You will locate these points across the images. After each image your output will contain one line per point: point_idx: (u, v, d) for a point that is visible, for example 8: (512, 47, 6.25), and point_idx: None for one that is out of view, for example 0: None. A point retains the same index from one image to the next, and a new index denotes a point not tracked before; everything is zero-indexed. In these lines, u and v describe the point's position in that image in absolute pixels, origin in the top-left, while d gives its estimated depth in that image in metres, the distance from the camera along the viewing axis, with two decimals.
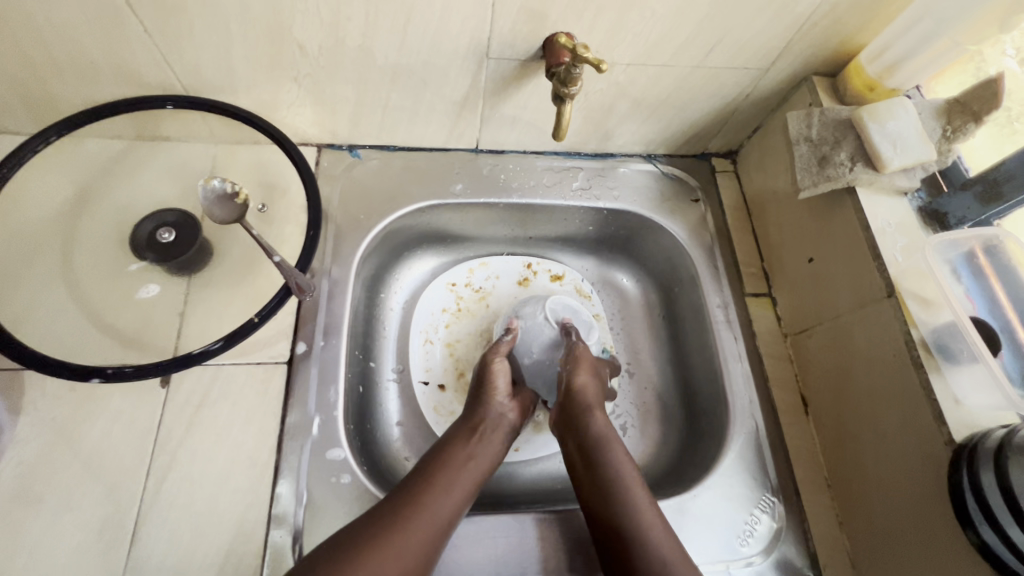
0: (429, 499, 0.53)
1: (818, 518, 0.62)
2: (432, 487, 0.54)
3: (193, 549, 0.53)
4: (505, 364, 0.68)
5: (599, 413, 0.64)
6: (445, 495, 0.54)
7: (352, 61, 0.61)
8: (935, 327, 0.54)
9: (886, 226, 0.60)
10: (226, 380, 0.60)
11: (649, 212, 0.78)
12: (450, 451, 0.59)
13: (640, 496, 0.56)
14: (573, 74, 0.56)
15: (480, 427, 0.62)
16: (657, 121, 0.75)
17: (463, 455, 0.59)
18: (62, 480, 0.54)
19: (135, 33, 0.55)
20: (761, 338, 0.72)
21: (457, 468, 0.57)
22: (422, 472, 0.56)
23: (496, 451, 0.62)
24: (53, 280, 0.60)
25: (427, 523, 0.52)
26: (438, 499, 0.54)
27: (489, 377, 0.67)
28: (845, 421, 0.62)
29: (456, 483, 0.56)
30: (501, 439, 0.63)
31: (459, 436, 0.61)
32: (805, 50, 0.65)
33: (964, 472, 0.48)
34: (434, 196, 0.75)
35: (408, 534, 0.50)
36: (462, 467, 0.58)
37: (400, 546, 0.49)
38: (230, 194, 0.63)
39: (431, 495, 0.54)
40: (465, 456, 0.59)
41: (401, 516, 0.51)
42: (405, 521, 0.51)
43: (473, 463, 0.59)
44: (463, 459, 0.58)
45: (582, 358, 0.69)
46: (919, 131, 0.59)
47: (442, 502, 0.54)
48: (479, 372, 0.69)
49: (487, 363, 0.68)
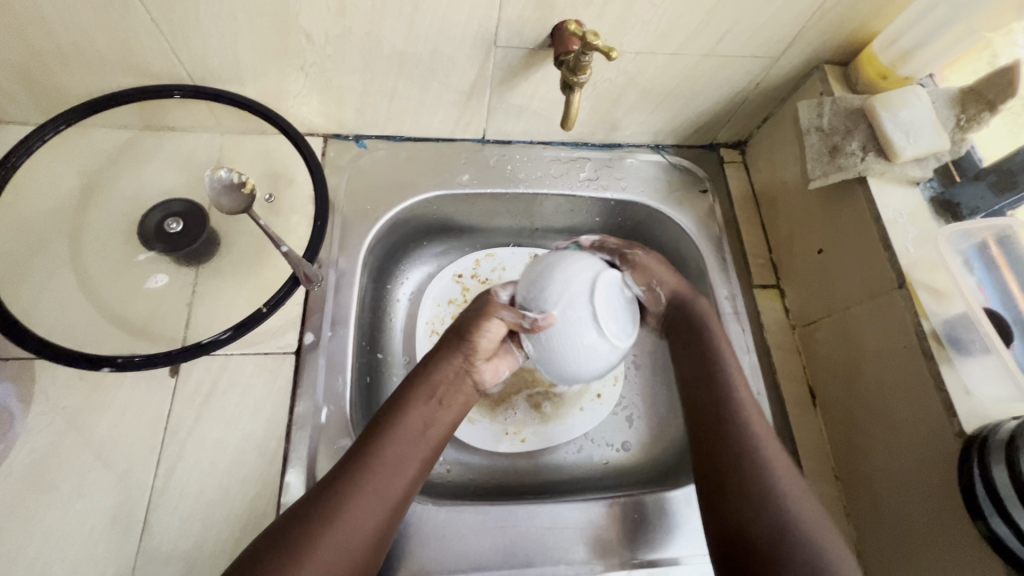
0: (374, 479, 0.50)
1: (825, 508, 0.63)
2: (381, 465, 0.51)
3: (203, 538, 0.53)
4: (503, 322, 0.61)
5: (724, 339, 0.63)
6: (395, 471, 0.52)
7: (359, 50, 0.60)
8: (947, 318, 0.54)
9: (897, 216, 0.59)
10: (234, 370, 0.60)
11: (656, 202, 0.78)
12: (406, 419, 0.55)
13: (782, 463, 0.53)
14: (582, 62, 0.55)
15: (440, 391, 0.59)
16: (666, 111, 0.74)
17: (418, 425, 0.56)
18: (73, 468, 0.55)
19: (141, 22, 0.54)
20: (769, 331, 0.72)
21: (410, 441, 0.54)
22: (368, 446, 0.53)
23: (454, 415, 0.60)
24: (61, 269, 0.60)
25: (378, 505, 0.50)
26: (388, 476, 0.51)
27: (475, 333, 0.61)
28: (853, 412, 0.62)
29: (405, 460, 0.53)
30: (462, 401, 0.61)
31: (418, 401, 0.57)
32: (819, 37, 0.64)
33: (976, 465, 0.47)
34: (442, 186, 0.74)
35: (353, 518, 0.48)
36: (420, 438, 0.55)
37: (348, 530, 0.48)
38: (237, 184, 0.65)
39: (378, 473, 0.51)
40: (420, 427, 0.56)
41: (350, 499, 0.49)
42: (350, 506, 0.49)
43: (427, 434, 0.56)
44: (419, 429, 0.55)
45: (648, 265, 0.67)
46: (932, 121, 0.59)
47: (392, 481, 0.51)
48: (460, 319, 0.63)
49: (479, 316, 0.61)
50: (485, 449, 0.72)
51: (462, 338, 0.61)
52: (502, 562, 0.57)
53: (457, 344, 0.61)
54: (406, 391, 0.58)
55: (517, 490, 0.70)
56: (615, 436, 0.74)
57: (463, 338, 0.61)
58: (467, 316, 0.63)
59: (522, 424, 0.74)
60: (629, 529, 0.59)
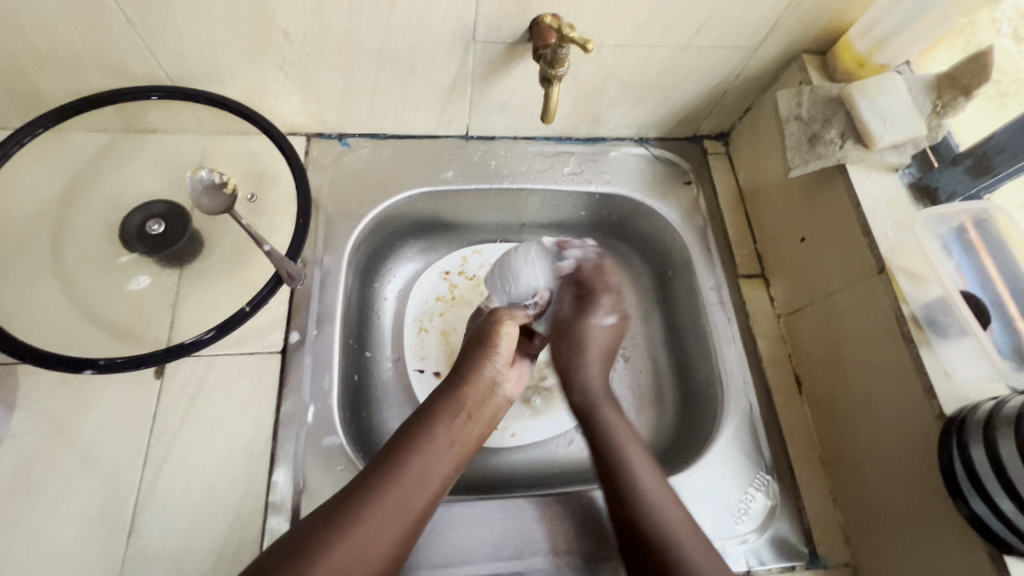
0: (397, 492, 0.50)
1: (812, 494, 0.63)
2: (401, 479, 0.51)
3: (191, 538, 0.53)
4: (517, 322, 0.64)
5: (606, 400, 0.64)
6: (421, 483, 0.52)
7: (338, 47, 0.60)
8: (925, 301, 0.54)
9: (876, 203, 0.60)
10: (220, 370, 0.60)
11: (641, 195, 0.78)
12: (432, 434, 0.55)
13: (670, 512, 0.54)
14: (559, 55, 0.56)
15: (470, 403, 0.58)
16: (648, 103, 0.74)
17: (445, 438, 0.55)
18: (59, 471, 0.54)
19: (118, 23, 0.54)
20: (755, 320, 0.72)
21: (435, 455, 0.54)
22: (391, 457, 0.52)
23: (483, 428, 0.59)
24: (42, 272, 0.60)
25: (396, 519, 0.49)
26: (411, 489, 0.51)
27: (494, 338, 0.62)
28: (837, 397, 0.63)
29: (428, 473, 0.52)
30: (490, 414, 0.60)
31: (444, 416, 0.56)
32: (797, 26, 0.64)
33: (955, 446, 0.48)
34: (425, 183, 0.74)
35: (367, 531, 0.48)
36: (446, 451, 0.54)
37: (362, 544, 0.47)
38: (219, 184, 0.65)
39: (399, 486, 0.50)
40: (448, 441, 0.55)
41: (365, 508, 0.49)
42: (364, 518, 0.48)
43: (454, 447, 0.55)
44: (445, 444, 0.55)
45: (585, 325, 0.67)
46: (909, 106, 0.59)
47: (414, 494, 0.51)
48: (477, 329, 0.64)
49: (496, 323, 0.63)
50: None
51: (482, 344, 0.62)
52: (493, 554, 0.57)
53: (479, 351, 0.61)
54: (431, 405, 0.57)
55: (507, 483, 0.70)
56: None
57: (481, 343, 0.62)
58: (482, 326, 0.64)
59: (512, 418, 0.74)
60: (604, 517, 0.60)
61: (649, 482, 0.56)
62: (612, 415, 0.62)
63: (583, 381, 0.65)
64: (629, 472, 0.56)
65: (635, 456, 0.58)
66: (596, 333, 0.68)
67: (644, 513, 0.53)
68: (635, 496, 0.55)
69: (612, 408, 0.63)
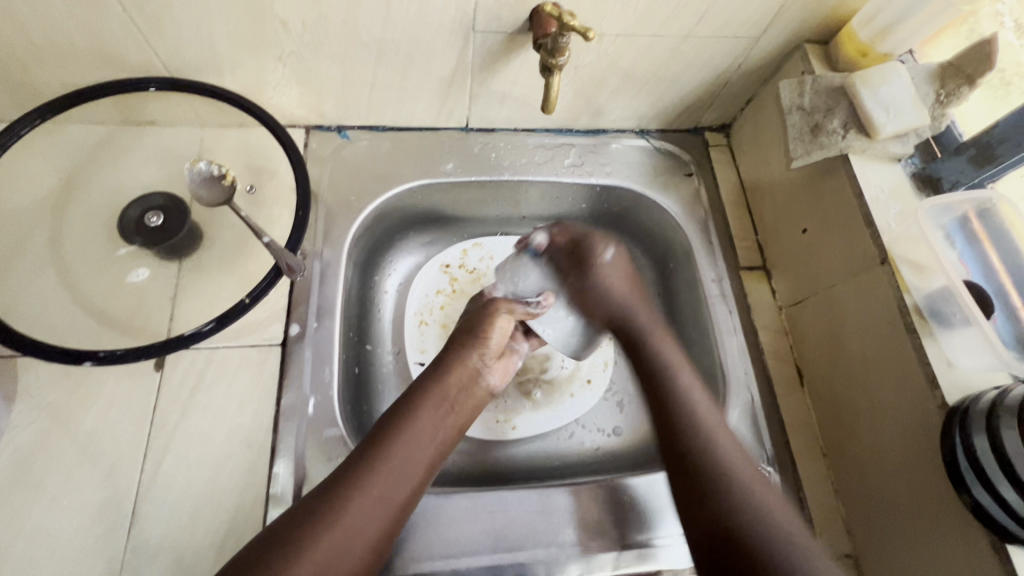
0: (379, 482, 0.50)
1: (814, 485, 0.63)
2: (384, 470, 0.51)
3: (194, 530, 0.53)
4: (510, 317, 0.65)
5: (663, 339, 0.65)
6: (405, 474, 0.52)
7: (337, 37, 0.60)
8: (928, 292, 0.54)
9: (879, 193, 0.59)
10: (220, 362, 0.60)
11: (642, 187, 0.78)
12: (418, 423, 0.55)
13: (732, 449, 0.55)
14: (560, 44, 0.56)
15: (455, 393, 0.59)
16: (649, 94, 0.74)
17: (429, 428, 0.55)
18: (60, 464, 0.54)
19: (114, 13, 0.54)
20: (757, 313, 0.72)
21: (418, 445, 0.54)
22: (374, 446, 0.52)
23: (466, 419, 0.59)
24: (41, 264, 0.59)
25: (379, 509, 0.49)
26: (395, 479, 0.51)
27: (487, 328, 0.63)
28: (839, 389, 0.62)
29: (411, 463, 0.52)
30: (472, 404, 0.61)
31: (428, 405, 0.56)
32: (800, 15, 0.63)
33: (957, 436, 0.48)
34: (425, 175, 0.74)
35: (350, 521, 0.47)
36: (429, 441, 0.55)
37: (345, 534, 0.47)
38: (217, 176, 0.66)
39: (382, 476, 0.50)
40: (431, 431, 0.55)
41: (350, 499, 0.48)
42: (349, 509, 0.48)
43: (438, 437, 0.55)
44: (428, 434, 0.55)
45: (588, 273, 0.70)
46: (912, 97, 0.59)
47: (398, 484, 0.51)
48: (468, 319, 0.65)
49: (490, 312, 0.65)
50: (471, 436, 0.72)
51: (473, 333, 0.63)
52: (494, 546, 0.57)
53: (469, 340, 0.62)
54: (415, 394, 0.57)
55: (507, 476, 0.70)
56: (606, 421, 0.75)
57: (471, 333, 0.63)
58: (475, 315, 0.65)
59: (513, 411, 0.74)
60: (606, 509, 0.60)
61: (712, 419, 0.57)
62: (671, 356, 0.63)
63: (632, 324, 0.67)
64: (688, 408, 0.58)
65: (695, 395, 0.59)
66: (613, 274, 0.70)
67: (708, 452, 0.54)
68: (697, 432, 0.56)
69: (669, 346, 0.64)
